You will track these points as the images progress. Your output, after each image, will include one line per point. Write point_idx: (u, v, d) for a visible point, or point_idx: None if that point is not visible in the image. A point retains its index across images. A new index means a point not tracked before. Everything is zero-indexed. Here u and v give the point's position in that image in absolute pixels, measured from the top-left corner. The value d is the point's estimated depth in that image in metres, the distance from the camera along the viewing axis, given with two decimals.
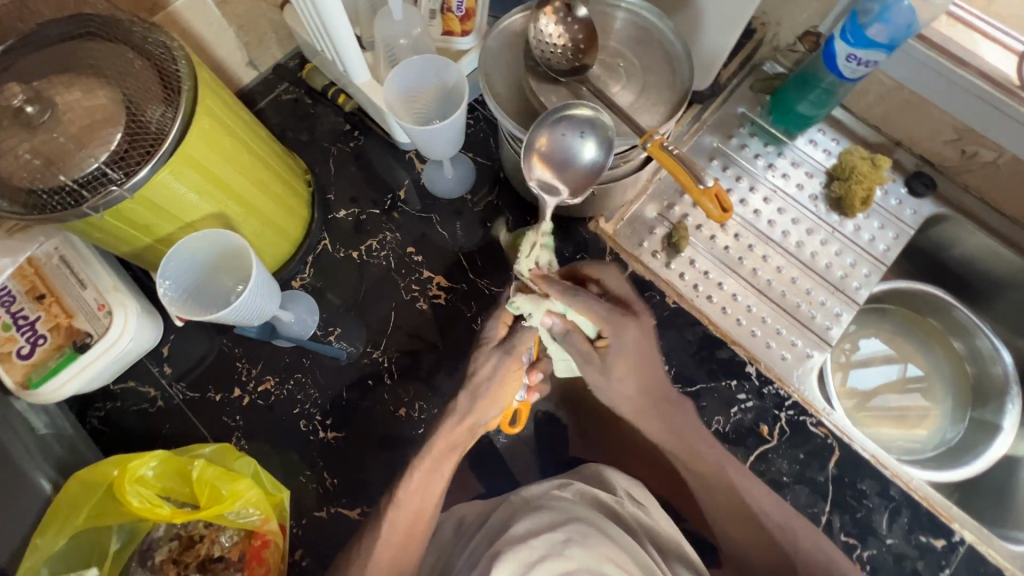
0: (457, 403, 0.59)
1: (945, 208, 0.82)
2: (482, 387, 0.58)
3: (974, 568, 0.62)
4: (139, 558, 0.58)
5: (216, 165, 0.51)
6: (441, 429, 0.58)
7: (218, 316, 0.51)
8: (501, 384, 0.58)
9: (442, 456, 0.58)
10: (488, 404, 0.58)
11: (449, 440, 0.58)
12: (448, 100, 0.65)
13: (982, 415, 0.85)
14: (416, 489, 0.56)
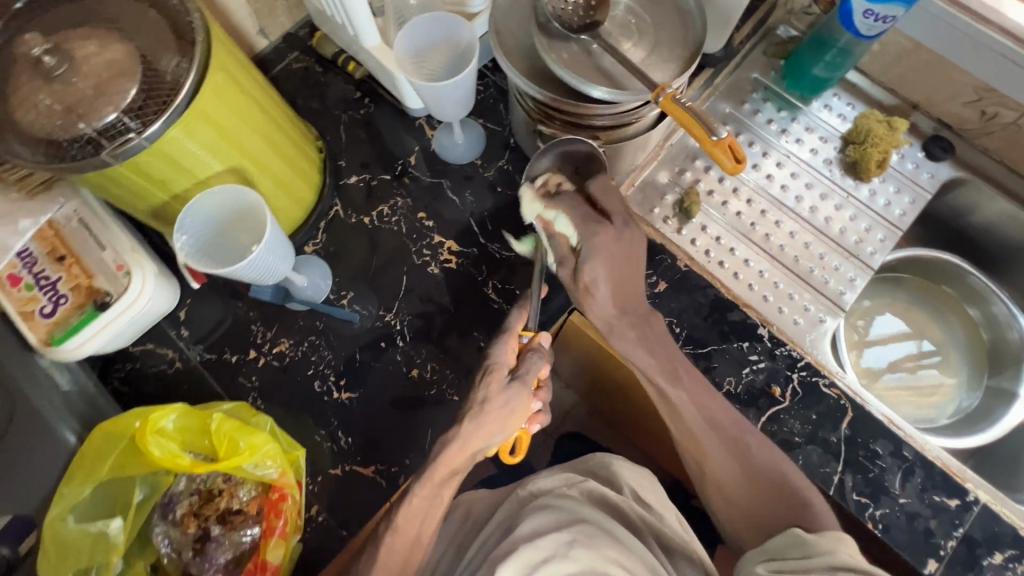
0: (460, 431, 0.56)
1: (963, 171, 0.81)
2: (488, 415, 0.56)
3: (989, 528, 0.62)
4: (160, 510, 0.59)
5: (229, 120, 0.52)
6: (441, 456, 0.56)
7: (233, 270, 0.51)
8: (509, 412, 0.56)
9: (442, 481, 0.57)
10: (492, 432, 0.56)
11: (450, 467, 0.56)
12: (459, 62, 0.65)
13: (998, 382, 0.85)
14: (412, 515, 0.56)
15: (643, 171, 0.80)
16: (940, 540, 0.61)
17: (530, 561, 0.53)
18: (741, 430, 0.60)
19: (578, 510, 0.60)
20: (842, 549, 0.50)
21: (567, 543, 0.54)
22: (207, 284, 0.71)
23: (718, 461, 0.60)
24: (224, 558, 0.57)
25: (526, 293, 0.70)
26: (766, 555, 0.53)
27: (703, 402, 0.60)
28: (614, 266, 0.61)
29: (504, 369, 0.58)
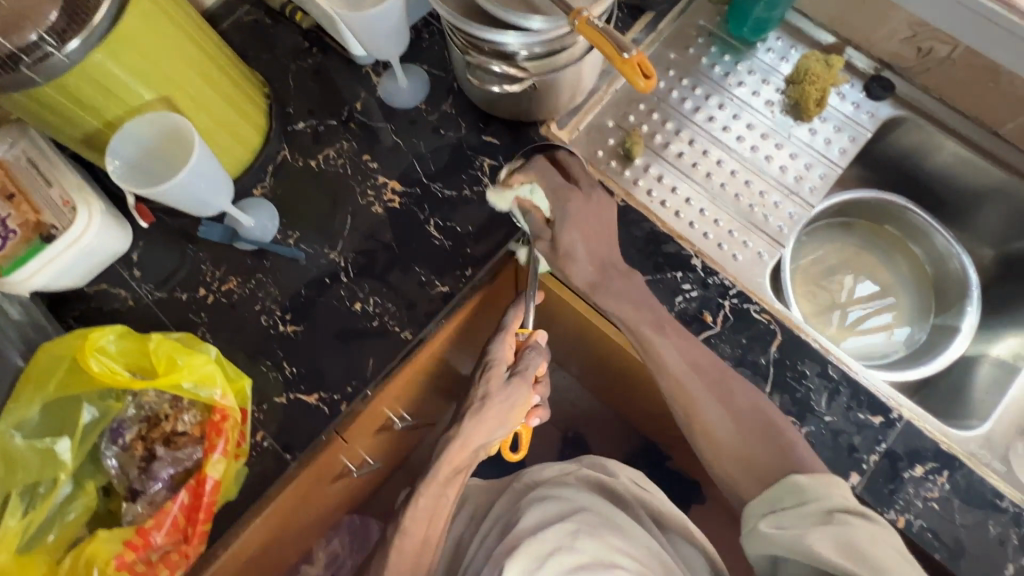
0: (461, 432, 0.69)
1: (903, 109, 0.82)
2: (490, 414, 0.69)
3: (911, 443, 0.64)
4: (109, 436, 0.61)
5: (154, 49, 0.55)
6: (445, 454, 0.69)
7: (160, 191, 0.55)
8: (507, 406, 0.70)
9: (448, 480, 0.70)
10: (492, 426, 0.70)
11: (453, 466, 0.69)
12: None
13: (945, 319, 0.87)
14: (422, 519, 0.67)
15: (588, 114, 0.81)
16: (864, 455, 0.64)
17: (541, 551, 0.60)
18: (736, 383, 0.62)
19: (578, 498, 0.69)
20: (839, 494, 0.52)
21: (572, 534, 0.61)
22: (159, 228, 0.73)
23: (709, 409, 0.61)
24: (167, 475, 0.60)
25: (466, 229, 0.72)
26: (768, 507, 0.55)
27: (692, 355, 0.63)
28: (583, 218, 0.64)
29: (502, 365, 0.70)
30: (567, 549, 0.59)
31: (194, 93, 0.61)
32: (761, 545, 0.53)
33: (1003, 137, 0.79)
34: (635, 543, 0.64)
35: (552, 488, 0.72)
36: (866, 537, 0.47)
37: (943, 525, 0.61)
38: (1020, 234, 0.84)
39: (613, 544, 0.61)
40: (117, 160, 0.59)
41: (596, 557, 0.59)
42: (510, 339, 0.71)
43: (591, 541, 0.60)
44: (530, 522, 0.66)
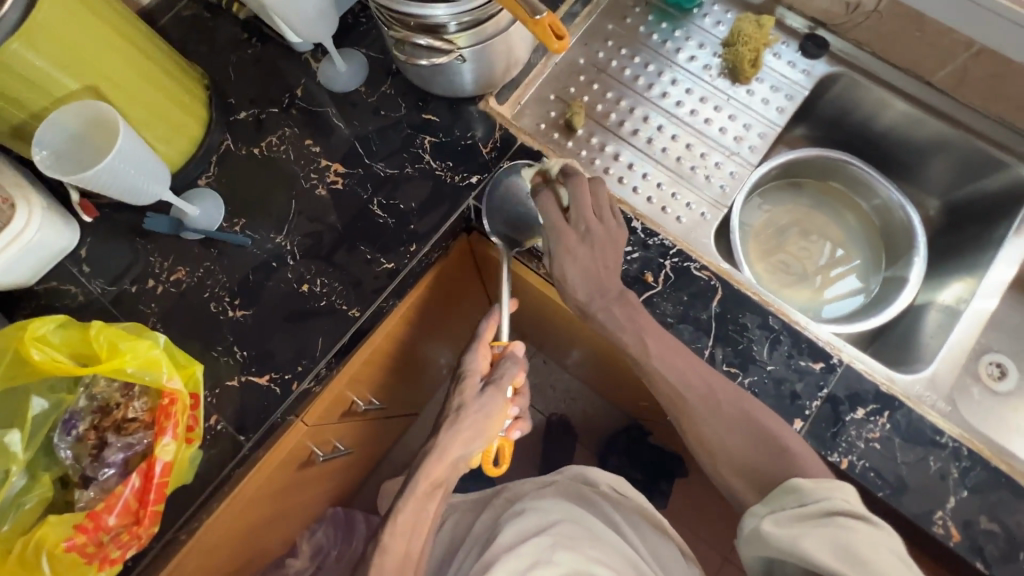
0: (438, 442, 0.69)
1: (838, 66, 0.84)
2: (468, 424, 0.69)
3: (852, 386, 0.65)
4: (61, 427, 0.62)
5: (77, 38, 0.56)
6: (425, 468, 0.68)
7: (83, 177, 0.56)
8: (484, 415, 0.69)
9: (428, 494, 0.69)
10: (470, 438, 0.69)
11: (432, 479, 0.68)
12: None
13: (895, 271, 0.89)
14: (400, 532, 0.66)
15: (528, 89, 0.82)
16: (806, 401, 0.65)
17: (518, 570, 0.63)
18: (719, 391, 0.62)
19: (554, 510, 0.72)
20: (840, 496, 0.52)
21: (550, 546, 0.65)
22: (107, 223, 0.74)
23: (704, 426, 0.63)
24: (119, 461, 0.61)
25: (409, 206, 0.73)
26: (767, 508, 0.56)
27: (679, 364, 0.63)
28: (584, 260, 0.65)
29: (477, 375, 0.71)
30: (544, 564, 0.63)
31: (123, 84, 0.62)
32: (756, 547, 0.55)
33: (935, 86, 0.81)
34: (608, 551, 0.67)
35: (531, 503, 0.74)
36: (864, 542, 0.48)
37: (885, 464, 0.63)
38: (962, 181, 0.86)
39: (590, 556, 0.65)
40: (44, 150, 0.61)
41: (571, 570, 0.62)
42: (484, 350, 0.73)
43: (567, 554, 0.64)
44: (509, 536, 0.68)
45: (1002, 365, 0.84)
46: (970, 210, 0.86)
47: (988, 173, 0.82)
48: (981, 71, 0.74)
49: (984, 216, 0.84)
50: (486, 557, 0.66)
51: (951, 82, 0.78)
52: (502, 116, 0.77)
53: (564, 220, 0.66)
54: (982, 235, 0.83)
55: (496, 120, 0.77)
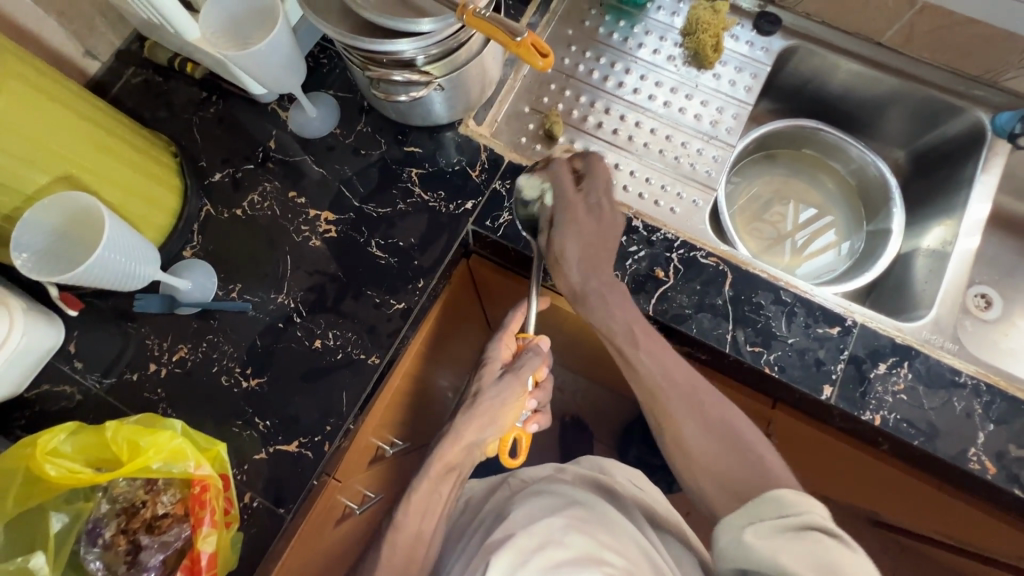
0: (455, 426, 0.68)
1: (793, 39, 0.87)
2: (486, 409, 0.68)
3: (870, 344, 0.67)
4: (87, 538, 0.58)
5: (41, 131, 0.53)
6: (440, 451, 0.68)
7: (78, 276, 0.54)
8: (498, 403, 0.69)
9: (441, 477, 0.68)
10: (485, 424, 0.68)
11: (447, 462, 0.68)
12: (263, 15, 0.64)
13: (877, 224, 0.93)
14: (414, 513, 0.66)
15: (503, 105, 0.82)
16: (831, 366, 0.67)
17: (525, 548, 0.54)
18: (708, 397, 0.63)
19: (571, 494, 0.66)
20: (820, 510, 0.48)
21: (562, 529, 0.57)
22: (92, 313, 0.70)
23: (688, 427, 0.61)
24: (158, 562, 0.57)
25: (409, 243, 0.72)
26: (748, 518, 0.51)
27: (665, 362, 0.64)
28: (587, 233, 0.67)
29: (497, 363, 0.72)
30: (555, 544, 0.54)
31: (95, 168, 0.59)
32: (735, 558, 0.49)
33: (885, 45, 0.84)
34: (623, 539, 0.59)
35: (549, 485, 0.68)
36: (844, 559, 0.44)
37: (915, 413, 0.65)
38: (923, 130, 0.90)
39: (603, 543, 0.56)
40: (25, 253, 0.58)
41: (584, 552, 0.53)
42: (510, 341, 0.73)
43: (581, 537, 0.56)
44: (518, 518, 0.61)
45: (987, 295, 0.89)
46: (934, 156, 0.90)
47: (945, 119, 0.86)
48: (927, 25, 0.77)
49: (949, 159, 0.88)
50: (494, 537, 0.59)
51: (900, 40, 0.82)
52: (483, 136, 0.77)
53: (575, 190, 0.68)
54: (951, 177, 0.87)
55: (479, 142, 0.76)
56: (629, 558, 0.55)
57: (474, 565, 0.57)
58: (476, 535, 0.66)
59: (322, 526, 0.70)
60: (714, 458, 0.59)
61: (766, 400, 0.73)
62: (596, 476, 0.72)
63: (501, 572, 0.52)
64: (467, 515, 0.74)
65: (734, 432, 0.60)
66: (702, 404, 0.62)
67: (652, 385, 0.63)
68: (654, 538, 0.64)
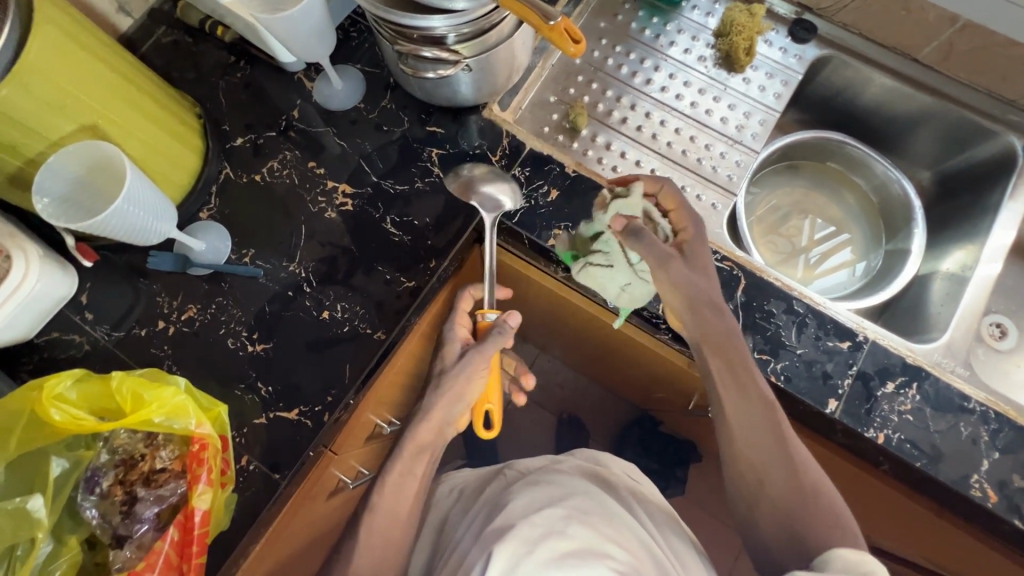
0: (425, 405, 0.68)
1: (828, 49, 0.86)
2: (449, 385, 0.68)
3: (880, 362, 0.67)
4: (85, 485, 0.59)
5: (69, 78, 0.53)
6: (413, 432, 0.68)
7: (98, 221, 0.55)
8: (464, 378, 0.69)
9: (414, 457, 0.68)
10: (452, 401, 0.68)
11: (416, 440, 0.68)
12: None
13: (895, 243, 0.91)
14: (411, 494, 0.67)
15: (529, 93, 0.81)
16: (838, 380, 0.66)
17: (530, 537, 0.54)
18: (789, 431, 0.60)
19: (570, 484, 0.66)
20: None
21: (564, 519, 0.57)
22: (106, 267, 0.71)
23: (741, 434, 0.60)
24: (152, 515, 0.58)
25: (424, 221, 0.72)
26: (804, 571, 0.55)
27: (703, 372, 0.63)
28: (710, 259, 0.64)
29: (457, 343, 0.71)
30: (558, 536, 0.54)
31: (121, 120, 0.60)
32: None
33: (921, 62, 0.83)
34: (625, 531, 0.59)
35: (545, 475, 0.68)
36: None
37: (919, 434, 0.64)
38: (951, 152, 0.89)
39: (606, 535, 0.56)
40: (45, 198, 0.58)
41: (586, 545, 0.53)
42: (464, 322, 0.73)
43: (584, 528, 0.56)
44: (519, 506, 0.61)
45: (1002, 324, 0.88)
46: (961, 179, 0.89)
47: (976, 142, 0.85)
48: (966, 45, 0.76)
49: (975, 184, 0.87)
50: (497, 523, 0.59)
51: (937, 57, 0.81)
52: (507, 122, 0.76)
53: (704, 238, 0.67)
54: (977, 201, 0.86)
55: (502, 127, 0.76)
56: (632, 552, 0.56)
57: (477, 550, 0.56)
58: (480, 513, 0.66)
59: (315, 497, 0.71)
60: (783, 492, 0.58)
61: None
62: (593, 467, 0.72)
63: (507, 558, 0.52)
64: (460, 502, 0.74)
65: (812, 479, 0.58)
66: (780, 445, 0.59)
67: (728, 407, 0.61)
68: (653, 528, 0.64)
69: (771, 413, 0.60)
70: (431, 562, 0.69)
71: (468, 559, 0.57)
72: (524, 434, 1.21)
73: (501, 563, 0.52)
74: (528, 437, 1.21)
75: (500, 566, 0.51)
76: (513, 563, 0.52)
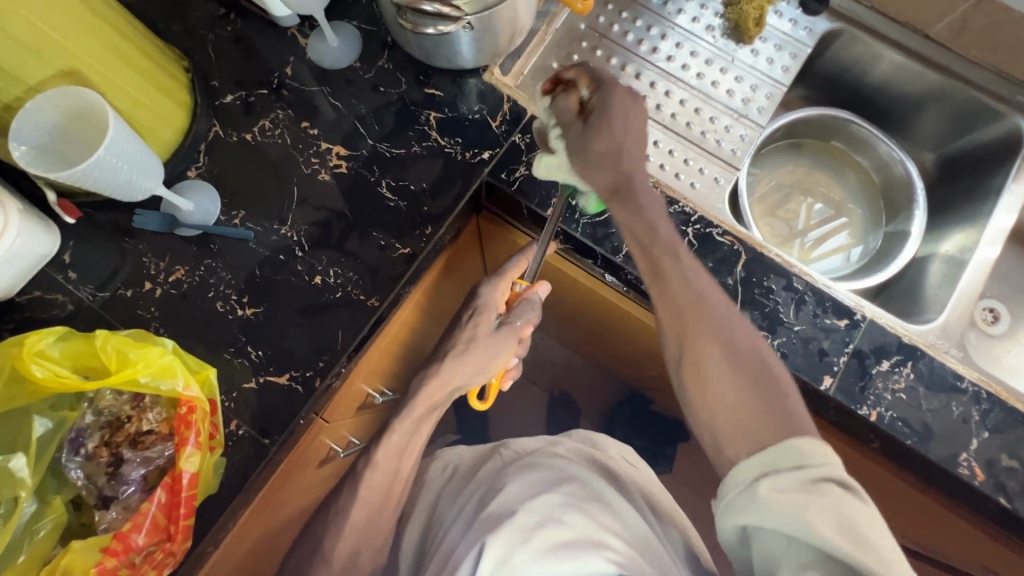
0: (441, 370, 0.68)
1: (838, 22, 0.84)
2: (473, 355, 0.68)
3: (876, 340, 0.66)
4: (69, 447, 0.58)
5: (52, 23, 0.51)
6: (423, 393, 0.68)
7: (82, 170, 0.53)
8: (491, 353, 0.68)
9: (424, 416, 0.68)
10: (473, 371, 0.68)
11: (430, 403, 0.68)
12: None
13: (896, 226, 0.91)
14: (393, 454, 0.66)
15: (530, 58, 0.79)
16: (834, 358, 0.66)
17: (526, 526, 0.53)
18: (736, 324, 0.58)
19: (567, 469, 0.66)
20: (839, 462, 0.48)
21: (560, 507, 0.56)
22: (91, 226, 0.68)
23: (713, 359, 0.56)
24: (139, 477, 0.57)
25: (421, 187, 0.70)
26: (760, 468, 0.49)
27: (693, 283, 0.59)
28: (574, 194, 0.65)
29: (492, 312, 0.69)
30: (555, 523, 0.54)
31: (103, 69, 0.57)
32: (739, 513, 0.49)
33: (933, 39, 0.81)
34: (622, 520, 0.59)
35: (542, 459, 0.68)
36: (859, 512, 0.44)
37: (912, 413, 0.65)
38: (956, 133, 0.88)
39: (603, 524, 0.56)
40: (24, 146, 0.56)
41: (584, 534, 0.53)
42: (505, 285, 0.71)
43: (581, 516, 0.55)
44: (515, 491, 0.60)
45: (995, 310, 0.88)
46: (965, 161, 0.88)
47: (984, 123, 0.84)
48: (980, 21, 0.74)
49: (977, 167, 0.86)
50: (491, 509, 0.58)
51: (949, 34, 0.79)
52: (508, 87, 0.74)
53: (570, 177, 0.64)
54: (979, 184, 0.85)
55: (503, 92, 0.73)
56: (630, 543, 0.55)
57: (471, 537, 0.56)
58: (471, 498, 0.66)
59: (304, 464, 0.70)
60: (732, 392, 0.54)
61: None
62: (590, 452, 0.73)
63: (502, 548, 0.51)
64: (453, 483, 0.73)
65: (764, 370, 0.55)
66: (730, 329, 0.57)
67: (677, 300, 0.58)
68: (649, 516, 0.66)
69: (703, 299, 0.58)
70: (423, 532, 0.68)
71: (461, 545, 0.56)
72: (515, 408, 1.21)
73: (494, 557, 0.50)
74: (517, 412, 1.20)
75: (493, 558, 0.50)
76: (507, 552, 0.51)
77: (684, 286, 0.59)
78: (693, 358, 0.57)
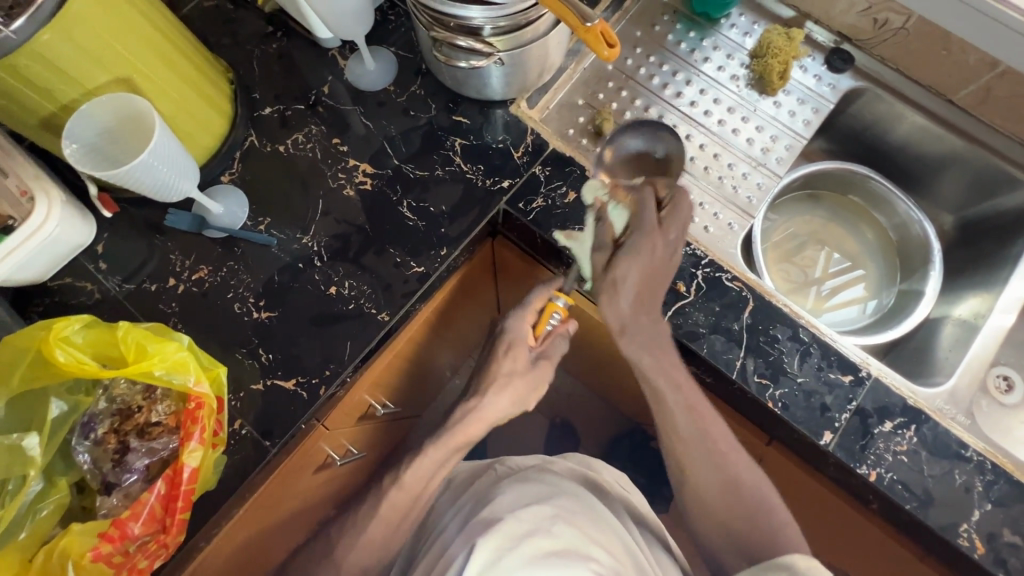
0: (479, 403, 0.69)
1: (863, 80, 0.85)
2: (511, 385, 0.70)
3: (880, 399, 0.66)
4: (80, 431, 0.60)
5: (113, 32, 0.55)
6: (461, 425, 0.69)
7: (127, 172, 0.57)
8: (534, 383, 0.71)
9: (455, 451, 0.69)
10: (511, 402, 0.71)
11: (465, 437, 0.69)
12: None
13: (910, 284, 0.90)
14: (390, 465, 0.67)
15: (557, 93, 0.81)
16: (836, 414, 0.65)
17: (515, 533, 0.54)
18: (740, 462, 0.66)
19: (557, 483, 0.65)
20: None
21: (550, 518, 0.57)
22: (125, 220, 0.72)
23: (703, 472, 0.66)
24: (142, 466, 0.59)
25: (440, 209, 0.72)
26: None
27: (699, 410, 0.66)
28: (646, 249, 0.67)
29: (525, 344, 0.70)
30: (544, 533, 0.54)
31: (155, 77, 0.61)
32: None
33: (956, 104, 0.82)
34: (610, 536, 0.59)
35: (536, 474, 0.68)
36: None
37: (913, 476, 0.64)
38: (976, 198, 0.88)
39: (589, 536, 0.56)
40: (75, 143, 0.60)
41: (570, 546, 0.53)
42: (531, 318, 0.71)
43: (569, 529, 0.56)
44: (506, 501, 0.60)
45: (1009, 377, 0.86)
46: (984, 226, 0.88)
47: (1004, 191, 0.84)
48: (1004, 91, 0.75)
49: (996, 234, 0.86)
50: (483, 515, 0.59)
51: (972, 101, 0.80)
52: (533, 120, 0.77)
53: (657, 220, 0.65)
54: (997, 251, 0.85)
55: (527, 124, 0.76)
56: (614, 557, 0.56)
57: (462, 539, 0.56)
58: (466, 503, 0.67)
59: (301, 469, 0.71)
60: (725, 512, 0.65)
61: (762, 436, 0.72)
62: (583, 473, 0.72)
63: (490, 552, 0.51)
64: (447, 492, 0.73)
65: (753, 493, 0.65)
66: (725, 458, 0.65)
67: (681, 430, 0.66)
68: (635, 534, 0.65)
69: (706, 427, 0.66)
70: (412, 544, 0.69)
71: (451, 547, 0.57)
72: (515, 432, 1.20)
73: (483, 557, 0.51)
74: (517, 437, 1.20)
75: (481, 560, 0.51)
76: (495, 556, 0.51)
77: (692, 423, 0.66)
78: (693, 478, 0.67)
